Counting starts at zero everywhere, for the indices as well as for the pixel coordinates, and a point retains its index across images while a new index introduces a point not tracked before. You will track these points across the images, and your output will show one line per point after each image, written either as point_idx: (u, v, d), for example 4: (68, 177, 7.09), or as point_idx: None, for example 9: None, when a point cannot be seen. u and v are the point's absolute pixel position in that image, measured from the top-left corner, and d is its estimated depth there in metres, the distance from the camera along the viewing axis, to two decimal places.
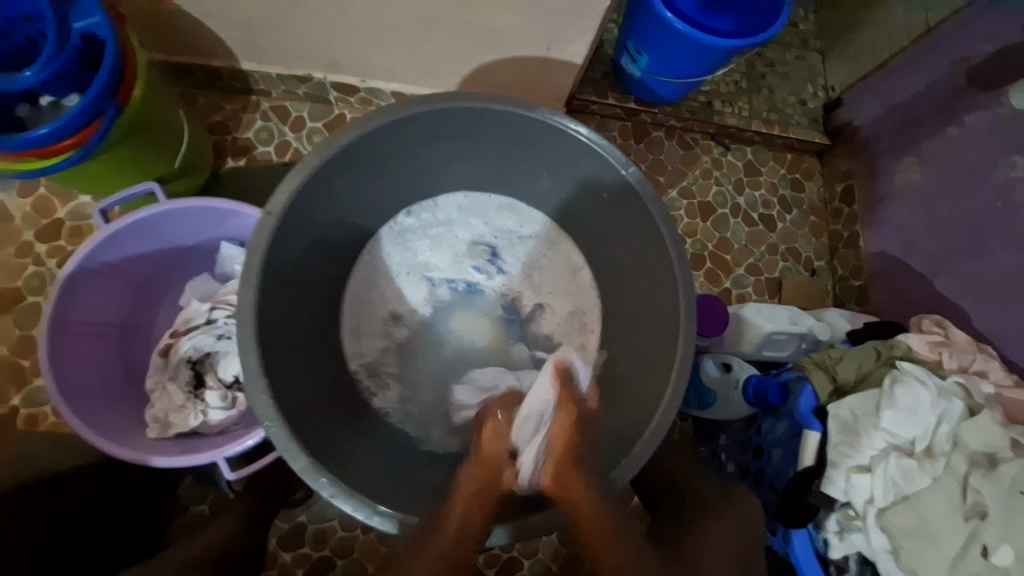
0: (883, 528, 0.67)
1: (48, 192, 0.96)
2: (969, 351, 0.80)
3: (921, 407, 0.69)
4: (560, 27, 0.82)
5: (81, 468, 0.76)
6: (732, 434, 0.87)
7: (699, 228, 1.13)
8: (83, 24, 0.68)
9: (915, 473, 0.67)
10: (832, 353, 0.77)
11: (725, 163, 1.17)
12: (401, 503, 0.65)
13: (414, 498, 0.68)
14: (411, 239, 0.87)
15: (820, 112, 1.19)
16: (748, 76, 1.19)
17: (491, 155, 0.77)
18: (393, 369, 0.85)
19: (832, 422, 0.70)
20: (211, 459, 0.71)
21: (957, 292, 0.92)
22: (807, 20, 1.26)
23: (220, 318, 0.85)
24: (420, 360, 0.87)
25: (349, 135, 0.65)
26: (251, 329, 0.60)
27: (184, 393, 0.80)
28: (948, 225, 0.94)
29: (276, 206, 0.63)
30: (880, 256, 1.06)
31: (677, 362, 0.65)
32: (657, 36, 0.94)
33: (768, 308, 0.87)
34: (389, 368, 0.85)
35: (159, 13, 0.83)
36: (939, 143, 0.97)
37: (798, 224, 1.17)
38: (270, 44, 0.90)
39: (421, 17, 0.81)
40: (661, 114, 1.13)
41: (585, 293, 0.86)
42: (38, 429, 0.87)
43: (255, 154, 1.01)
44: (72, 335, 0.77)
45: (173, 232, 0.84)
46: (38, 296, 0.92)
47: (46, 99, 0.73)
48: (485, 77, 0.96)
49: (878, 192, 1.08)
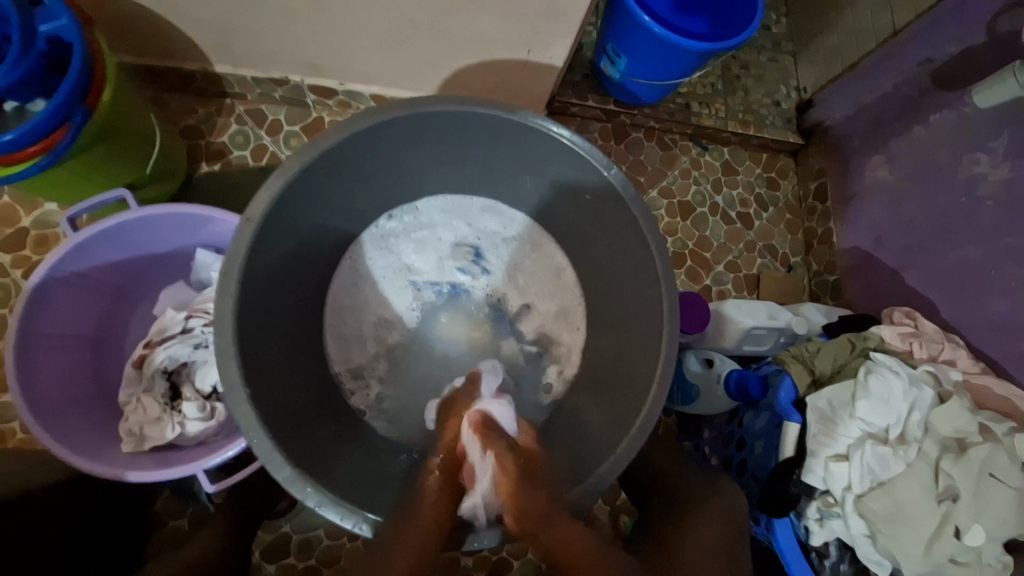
0: (861, 514, 0.68)
1: (13, 200, 0.92)
2: (939, 341, 0.83)
3: (894, 395, 0.71)
4: (540, 30, 0.83)
5: (48, 487, 0.73)
6: (715, 428, 0.88)
7: (679, 227, 1.15)
8: (50, 26, 0.67)
9: (890, 460, 0.69)
10: (810, 347, 0.78)
11: (703, 163, 1.20)
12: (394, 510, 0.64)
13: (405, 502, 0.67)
14: (394, 243, 0.86)
15: (793, 113, 1.23)
16: (723, 78, 1.21)
17: (474, 159, 0.78)
18: (381, 371, 0.85)
19: (810, 412, 0.72)
20: (189, 473, 0.69)
21: (926, 284, 0.96)
22: (779, 23, 1.29)
23: (197, 328, 0.82)
24: (413, 366, 0.87)
25: (331, 138, 0.64)
26: (231, 338, 0.59)
27: (161, 404, 0.78)
28: (917, 219, 0.98)
29: (256, 212, 0.61)
30: (853, 251, 1.10)
31: (662, 362, 0.66)
32: (633, 38, 0.95)
33: (748, 304, 0.89)
34: (378, 372, 0.85)
35: (131, 15, 0.81)
36: (906, 141, 1.01)
37: (773, 221, 1.20)
38: (245, 47, 0.88)
39: (401, 20, 0.81)
40: (639, 115, 1.15)
41: (569, 292, 0.86)
42: (6, 447, 0.83)
43: (231, 159, 0.99)
44: (42, 348, 0.75)
45: (146, 239, 0.81)
46: (4, 308, 0.89)
47: (11, 104, 0.71)
48: (464, 80, 0.96)
49: (849, 189, 1.12)
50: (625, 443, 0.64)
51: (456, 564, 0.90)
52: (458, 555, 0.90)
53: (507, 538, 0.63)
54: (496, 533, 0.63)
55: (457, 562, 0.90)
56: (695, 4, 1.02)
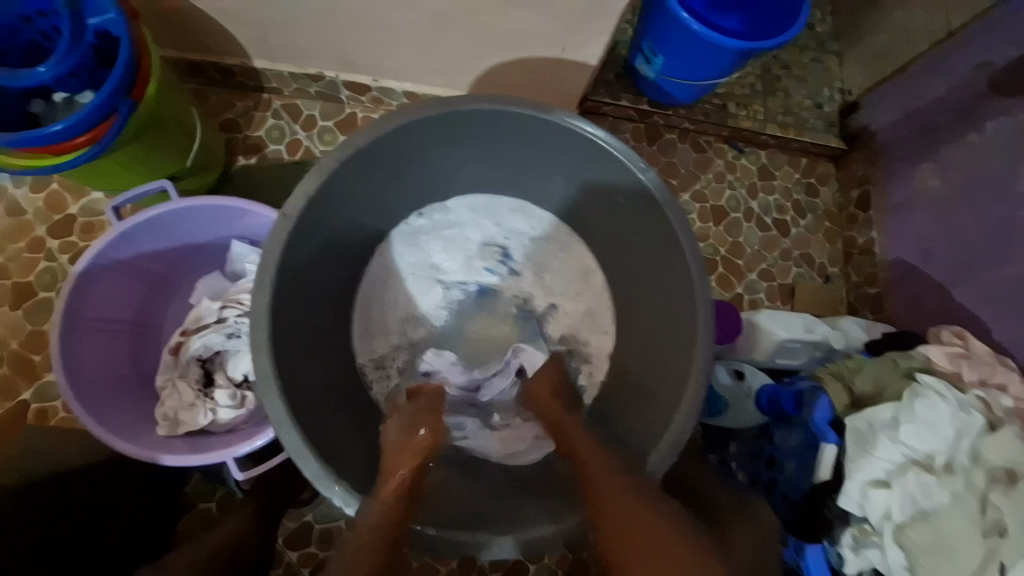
0: (900, 544, 0.65)
1: (61, 187, 0.96)
2: (989, 362, 0.76)
3: (941, 422, 0.67)
4: (576, 28, 0.81)
5: (91, 464, 0.76)
6: (743, 443, 0.86)
7: (711, 233, 1.12)
8: (98, 20, 0.69)
9: (934, 489, 0.65)
10: (849, 364, 0.76)
11: (739, 167, 1.16)
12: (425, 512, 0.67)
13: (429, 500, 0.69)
14: (424, 240, 0.85)
15: (836, 116, 1.18)
16: (763, 79, 1.17)
17: (508, 157, 0.76)
18: (401, 361, 0.85)
19: (850, 434, 0.68)
20: (220, 459, 0.71)
21: (975, 302, 0.91)
22: (824, 22, 1.23)
23: (231, 317, 0.83)
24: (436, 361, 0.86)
25: (365, 137, 0.64)
26: (265, 331, 0.60)
27: (195, 391, 0.80)
28: (968, 233, 0.93)
29: (292, 209, 0.62)
30: (897, 263, 1.05)
31: (695, 375, 0.64)
32: (671, 37, 0.93)
33: (782, 316, 0.87)
34: (397, 360, 0.85)
35: (175, 11, 0.83)
36: (958, 149, 0.95)
37: (812, 229, 1.16)
38: (283, 43, 0.89)
39: (436, 16, 0.80)
40: (674, 116, 1.12)
41: (598, 295, 0.85)
42: (49, 425, 0.87)
43: (267, 153, 1.01)
44: (85, 332, 0.78)
45: (185, 230, 0.83)
46: (51, 292, 0.93)
47: (60, 95, 0.74)
48: (498, 77, 0.95)
49: (895, 198, 1.07)
50: (657, 454, 0.63)
51: (473, 564, 0.90)
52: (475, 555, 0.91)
53: (526, 549, 0.63)
54: (512, 544, 0.63)
55: (473, 562, 0.90)
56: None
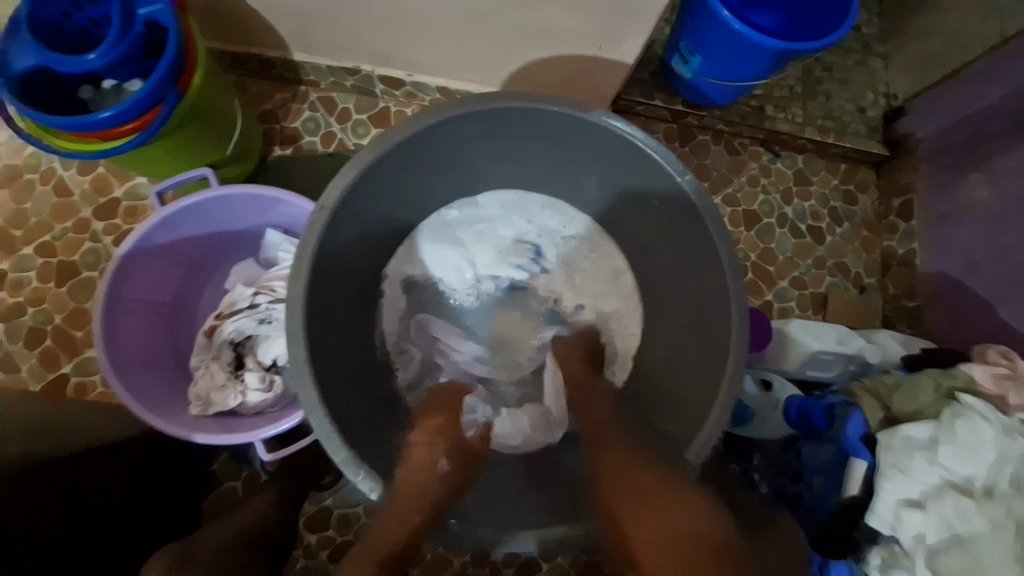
0: (933, 570, 0.63)
1: (107, 171, 0.99)
2: None
3: (983, 444, 0.64)
4: (613, 26, 0.80)
5: (128, 437, 0.79)
6: (767, 454, 0.84)
7: (742, 237, 1.10)
8: (148, 10, 0.71)
9: (973, 515, 0.62)
10: (887, 382, 0.73)
11: (774, 171, 1.13)
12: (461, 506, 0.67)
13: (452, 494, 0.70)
14: (454, 234, 0.86)
15: (880, 121, 1.13)
16: (804, 81, 1.13)
17: (542, 155, 0.76)
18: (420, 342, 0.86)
19: (883, 452, 0.66)
20: (249, 440, 0.73)
21: (1022, 321, 0.87)
22: (871, 23, 1.19)
23: (262, 304, 0.85)
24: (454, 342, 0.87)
25: (402, 132, 0.65)
26: (300, 320, 0.61)
27: (226, 373, 0.83)
28: (1017, 248, 0.89)
29: (330, 201, 0.63)
30: (939, 277, 1.01)
31: (727, 380, 0.63)
32: (711, 37, 0.91)
33: (815, 326, 0.84)
34: (414, 343, 0.86)
35: (221, 3, 0.85)
36: (1011, 160, 0.91)
37: (848, 238, 1.12)
38: (322, 36, 0.91)
39: (473, 11, 0.80)
40: (709, 117, 1.10)
41: (624, 297, 0.84)
42: (87, 398, 0.91)
43: (302, 144, 1.03)
44: (126, 312, 0.81)
45: (223, 217, 0.86)
46: (94, 271, 0.97)
47: (108, 82, 0.78)
48: (531, 75, 0.95)
49: (940, 209, 1.03)
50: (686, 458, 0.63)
51: (486, 559, 0.91)
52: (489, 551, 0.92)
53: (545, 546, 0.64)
54: (531, 540, 0.64)
55: (487, 557, 0.91)
56: None
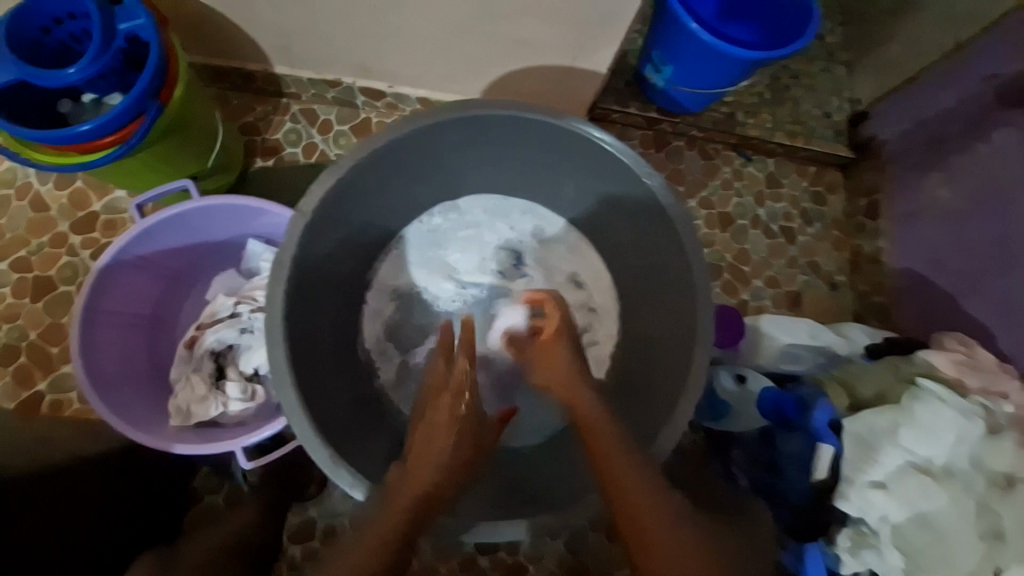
0: (900, 547, 0.67)
1: (85, 185, 1.00)
2: (995, 372, 0.76)
3: (942, 427, 0.69)
4: (586, 38, 0.83)
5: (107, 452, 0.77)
6: (745, 448, 0.85)
7: (717, 239, 1.13)
8: (129, 25, 0.73)
9: (934, 492, 0.67)
10: (852, 369, 0.78)
11: (746, 174, 1.17)
12: None
13: None
14: (437, 240, 0.88)
15: (845, 125, 1.18)
16: (772, 88, 1.18)
17: (519, 162, 0.79)
18: (401, 344, 0.86)
19: (848, 438, 0.71)
20: (230, 448, 0.74)
21: (983, 313, 0.91)
22: (835, 32, 1.24)
23: (244, 313, 0.86)
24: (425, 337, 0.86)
25: (381, 139, 0.67)
26: (279, 324, 0.62)
27: (206, 384, 0.82)
28: (975, 243, 0.93)
29: (309, 207, 0.65)
30: (905, 273, 1.05)
31: (694, 371, 0.65)
32: (680, 47, 0.94)
33: (786, 321, 0.89)
34: (394, 344, 0.86)
35: (202, 18, 0.87)
36: (966, 160, 0.95)
37: (818, 237, 1.16)
38: (303, 50, 0.93)
39: (449, 25, 0.83)
40: (682, 123, 1.13)
41: (603, 298, 0.86)
42: (64, 414, 0.90)
43: (284, 155, 1.04)
44: (104, 325, 0.81)
45: (203, 228, 0.86)
46: (72, 286, 0.96)
47: (89, 96, 0.79)
48: (509, 85, 0.97)
49: (904, 208, 1.07)
50: (663, 443, 0.65)
51: (473, 563, 0.92)
52: (476, 554, 0.92)
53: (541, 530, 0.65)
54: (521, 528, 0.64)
55: (474, 561, 0.92)
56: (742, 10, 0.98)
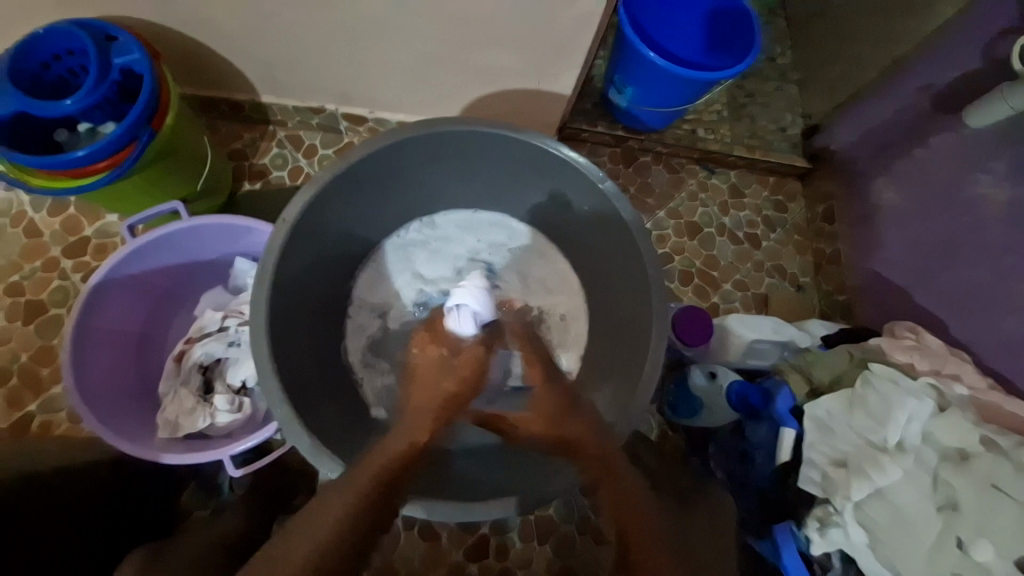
0: (861, 523, 0.70)
1: (78, 212, 1.04)
2: (944, 356, 0.84)
3: (891, 406, 0.73)
4: (550, 62, 0.91)
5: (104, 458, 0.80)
6: (720, 443, 0.90)
7: (686, 246, 1.19)
8: (123, 60, 0.78)
9: (888, 467, 0.70)
10: (808, 357, 0.85)
11: (710, 186, 1.24)
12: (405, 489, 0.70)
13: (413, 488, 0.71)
14: (411, 252, 0.92)
15: (800, 138, 1.27)
16: (729, 106, 1.27)
17: (488, 176, 0.85)
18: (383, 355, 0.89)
19: (809, 421, 0.77)
20: (217, 458, 0.75)
21: (935, 303, 0.97)
22: (785, 55, 1.35)
23: (231, 326, 0.89)
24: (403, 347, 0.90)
25: (358, 153, 0.72)
26: (263, 320, 0.66)
27: (195, 397, 0.85)
28: (923, 239, 1.00)
29: (291, 215, 0.69)
30: (862, 272, 1.12)
31: (650, 360, 0.71)
32: (638, 70, 1.02)
33: (751, 318, 0.94)
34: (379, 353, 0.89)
35: (193, 53, 0.93)
36: (909, 164, 1.03)
37: (782, 242, 1.23)
38: (289, 80, 0.99)
39: (424, 53, 0.90)
40: (647, 140, 1.21)
41: (573, 301, 0.92)
42: (53, 434, 0.91)
43: (270, 179, 1.09)
44: (95, 342, 0.84)
45: (191, 247, 0.90)
46: (62, 308, 0.99)
47: (84, 126, 0.84)
48: (482, 108, 1.04)
49: (857, 211, 1.14)
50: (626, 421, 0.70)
51: (461, 570, 0.92)
52: (464, 561, 0.93)
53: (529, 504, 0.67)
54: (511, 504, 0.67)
55: (462, 568, 0.92)
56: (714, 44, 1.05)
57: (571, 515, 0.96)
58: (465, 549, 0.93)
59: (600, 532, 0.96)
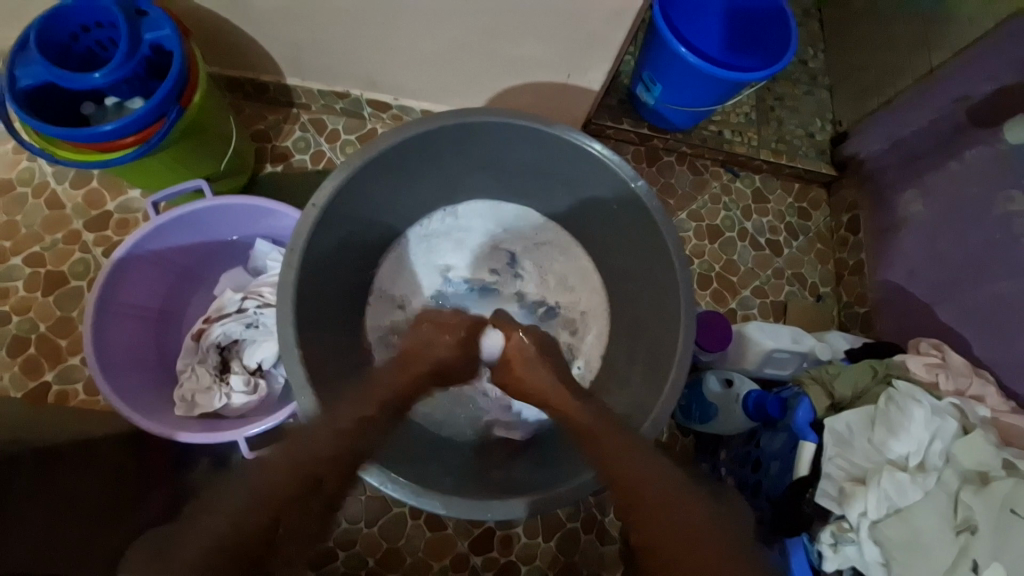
0: (876, 540, 0.69)
1: (100, 186, 1.04)
2: (966, 375, 0.83)
3: (915, 424, 0.73)
4: (581, 55, 0.89)
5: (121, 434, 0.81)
6: (732, 449, 0.90)
7: (707, 250, 1.18)
8: (154, 35, 0.78)
9: (909, 488, 0.70)
10: (830, 369, 0.81)
11: (734, 190, 1.22)
12: (419, 478, 0.71)
13: (437, 479, 0.73)
14: (435, 243, 0.93)
15: (827, 144, 1.24)
16: (758, 108, 1.24)
17: (512, 169, 0.85)
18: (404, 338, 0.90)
19: (827, 433, 0.74)
20: (231, 438, 0.76)
21: (959, 321, 0.95)
22: (816, 59, 1.32)
23: (250, 308, 0.89)
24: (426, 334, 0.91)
25: (387, 141, 0.71)
26: (290, 307, 0.67)
27: (212, 375, 0.86)
28: (950, 255, 0.98)
29: (320, 200, 0.69)
30: (884, 284, 1.10)
31: (674, 368, 0.70)
32: (670, 68, 1.00)
33: (770, 327, 0.91)
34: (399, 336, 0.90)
35: (221, 32, 0.93)
36: (940, 175, 1.01)
37: (804, 251, 1.21)
38: (315, 63, 0.98)
39: (453, 42, 0.89)
40: (672, 140, 1.19)
41: (594, 300, 0.91)
42: (70, 405, 0.93)
43: (293, 162, 1.09)
44: (116, 316, 0.85)
45: (213, 226, 0.90)
46: (82, 281, 1.00)
47: (112, 100, 0.84)
48: (507, 100, 1.03)
49: (883, 221, 1.12)
50: (646, 427, 0.68)
51: (465, 561, 0.93)
52: (469, 552, 0.93)
53: (537, 508, 0.67)
54: (519, 506, 0.66)
55: (467, 559, 0.93)
56: (748, 44, 1.02)
57: (577, 513, 0.96)
58: (471, 540, 0.94)
59: (605, 531, 0.96)
